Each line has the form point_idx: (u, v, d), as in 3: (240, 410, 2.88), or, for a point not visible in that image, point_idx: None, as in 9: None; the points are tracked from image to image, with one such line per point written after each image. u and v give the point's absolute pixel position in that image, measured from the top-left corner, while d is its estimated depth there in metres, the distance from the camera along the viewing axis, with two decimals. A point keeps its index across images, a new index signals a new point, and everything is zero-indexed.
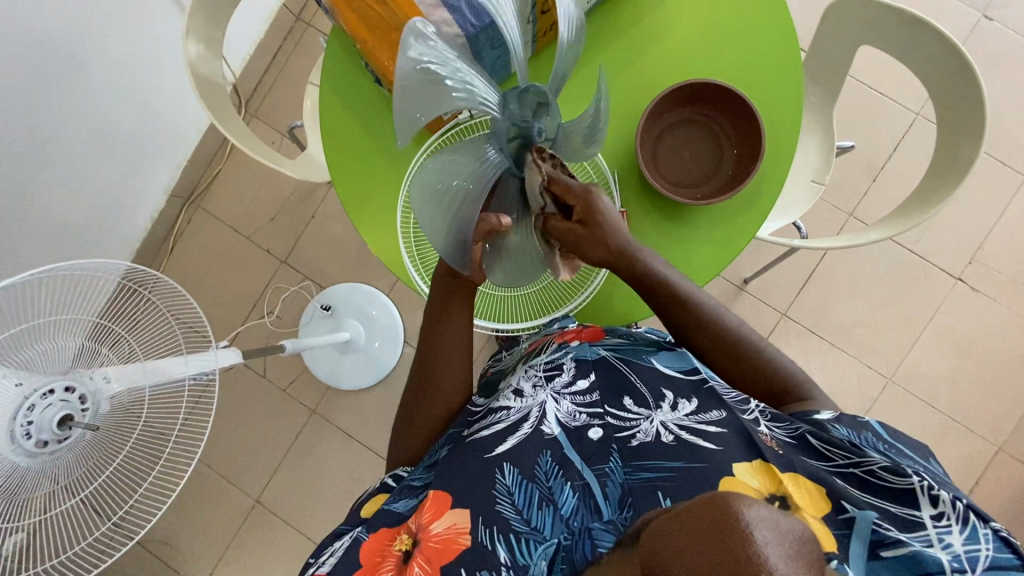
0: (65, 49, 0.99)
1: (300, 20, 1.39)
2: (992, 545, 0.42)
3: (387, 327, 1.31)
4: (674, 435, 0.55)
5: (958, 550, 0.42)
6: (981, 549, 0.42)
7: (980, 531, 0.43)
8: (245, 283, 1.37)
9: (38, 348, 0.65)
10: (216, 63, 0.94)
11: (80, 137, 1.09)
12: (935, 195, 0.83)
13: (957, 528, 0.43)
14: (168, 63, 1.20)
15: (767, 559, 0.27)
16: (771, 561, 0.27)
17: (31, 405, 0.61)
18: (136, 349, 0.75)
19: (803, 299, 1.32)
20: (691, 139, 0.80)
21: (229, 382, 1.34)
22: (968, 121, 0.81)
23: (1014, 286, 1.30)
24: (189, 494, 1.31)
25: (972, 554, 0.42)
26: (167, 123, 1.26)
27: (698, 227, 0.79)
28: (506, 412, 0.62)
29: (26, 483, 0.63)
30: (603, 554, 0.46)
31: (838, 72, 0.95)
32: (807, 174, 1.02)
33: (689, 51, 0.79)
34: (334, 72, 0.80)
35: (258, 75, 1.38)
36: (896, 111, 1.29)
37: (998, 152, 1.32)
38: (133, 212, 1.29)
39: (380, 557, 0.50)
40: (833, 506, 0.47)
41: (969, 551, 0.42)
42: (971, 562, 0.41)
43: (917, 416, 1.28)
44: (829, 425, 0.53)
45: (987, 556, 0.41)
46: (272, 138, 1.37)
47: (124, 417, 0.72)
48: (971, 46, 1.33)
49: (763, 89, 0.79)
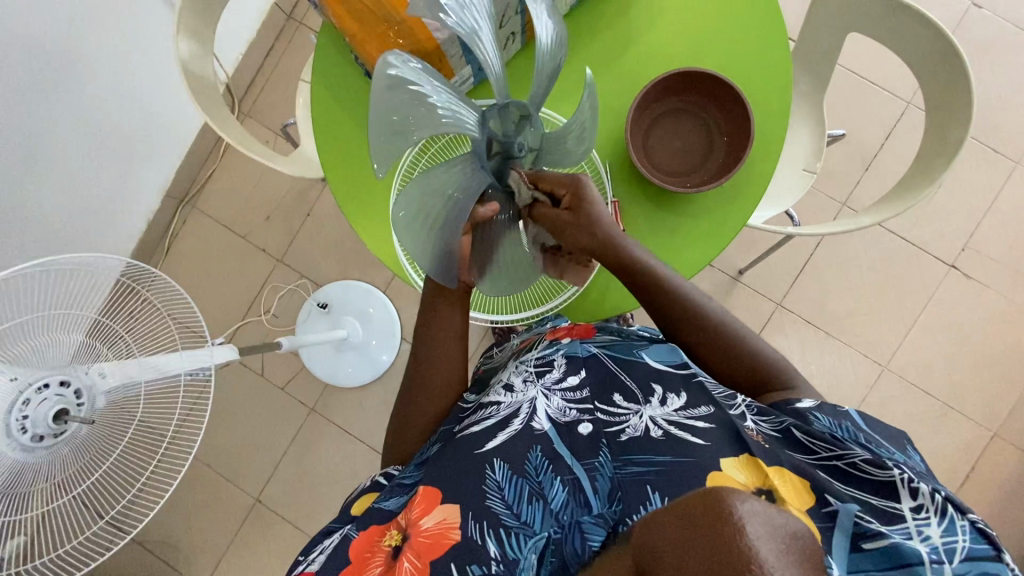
0: (58, 53, 1.00)
1: (293, 20, 1.39)
2: (968, 536, 0.42)
3: (384, 325, 1.32)
4: (662, 430, 0.55)
5: (937, 541, 0.42)
6: (958, 541, 0.42)
7: (958, 523, 0.42)
8: (241, 282, 1.38)
9: (36, 343, 0.65)
10: (208, 61, 0.94)
11: (75, 140, 1.10)
12: (924, 179, 0.83)
13: (935, 520, 0.43)
14: (161, 63, 1.21)
15: (759, 554, 0.27)
16: (761, 549, 0.27)
17: (25, 399, 0.62)
18: (132, 348, 0.76)
19: (797, 289, 1.32)
20: (681, 128, 0.80)
21: (227, 381, 1.35)
22: (956, 105, 0.81)
23: (1006, 270, 1.31)
24: (190, 493, 1.32)
25: (950, 546, 0.42)
26: (162, 123, 1.26)
27: (688, 215, 0.79)
28: (496, 408, 0.62)
29: (23, 479, 0.64)
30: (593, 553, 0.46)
31: (827, 60, 0.95)
32: (798, 163, 1.03)
33: (676, 41, 0.80)
34: (325, 67, 0.81)
35: (251, 76, 1.38)
36: (887, 100, 1.29)
37: (988, 138, 1.32)
38: (128, 213, 1.29)
39: (368, 553, 0.51)
40: (817, 498, 0.48)
41: (946, 543, 0.42)
42: (949, 554, 0.42)
43: (912, 402, 1.29)
44: (810, 416, 0.54)
45: (964, 548, 0.41)
46: (267, 137, 1.38)
47: (118, 412, 0.72)
48: (961, 34, 1.33)
49: (750, 78, 0.79)
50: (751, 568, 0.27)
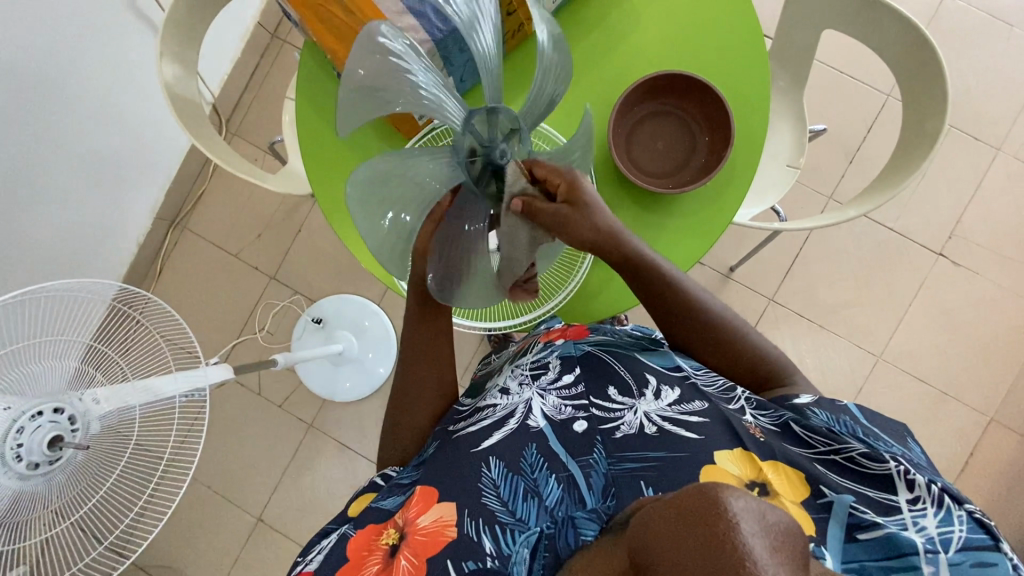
0: (43, 81, 1.00)
1: (277, 38, 1.40)
2: (965, 527, 0.43)
3: (379, 338, 1.32)
4: (656, 426, 0.56)
5: (932, 532, 0.44)
6: (954, 531, 0.43)
7: (955, 514, 0.44)
8: (235, 300, 1.38)
9: (28, 370, 0.66)
10: (193, 83, 0.95)
11: (64, 167, 1.11)
12: (903, 170, 0.85)
13: (932, 511, 0.45)
14: (146, 86, 1.22)
15: (752, 553, 0.27)
16: (756, 547, 0.28)
17: (19, 427, 0.62)
18: (127, 373, 0.77)
19: (788, 283, 1.33)
20: (664, 129, 0.81)
21: (225, 400, 1.34)
22: (931, 96, 0.82)
23: (993, 256, 1.32)
24: (190, 514, 1.31)
25: (945, 536, 0.44)
26: (150, 146, 1.27)
27: (676, 218, 0.80)
28: (492, 409, 0.62)
29: (20, 507, 0.64)
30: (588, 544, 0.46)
31: (804, 57, 0.96)
32: (782, 158, 1.03)
33: (656, 43, 0.81)
34: (308, 83, 0.81)
35: (236, 95, 1.39)
36: (867, 93, 1.31)
37: (968, 126, 1.34)
38: (119, 236, 1.29)
39: (366, 550, 0.51)
40: (812, 490, 0.49)
41: (942, 533, 0.44)
42: (944, 544, 0.43)
43: (907, 389, 1.30)
44: (808, 411, 0.54)
45: (960, 537, 0.43)
46: (255, 156, 1.38)
47: (114, 437, 0.72)
48: (937, 25, 1.35)
49: (729, 78, 0.80)
50: (745, 566, 0.27)
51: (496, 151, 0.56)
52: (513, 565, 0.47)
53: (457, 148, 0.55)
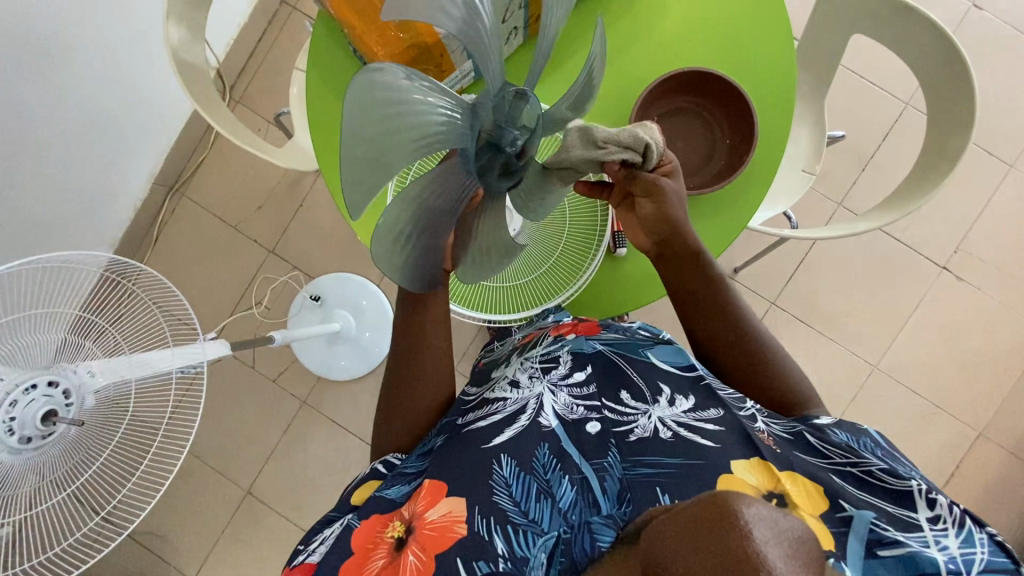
0: (45, 35, 0.97)
1: (286, 4, 1.36)
2: (987, 549, 0.42)
3: (377, 320, 1.31)
4: (672, 431, 0.56)
5: (954, 552, 0.42)
6: (976, 553, 0.42)
7: (976, 536, 0.43)
8: (233, 272, 1.36)
9: (20, 343, 0.64)
10: (199, 48, 0.91)
11: (62, 126, 1.07)
12: (924, 185, 0.83)
13: (953, 531, 0.43)
14: (149, 46, 1.17)
15: (767, 559, 0.25)
16: (770, 553, 0.26)
17: (13, 400, 0.60)
18: (121, 343, 0.74)
19: (791, 288, 1.32)
20: (682, 128, 0.79)
21: (219, 373, 1.33)
22: (958, 111, 0.81)
23: (996, 273, 1.32)
24: (179, 485, 1.30)
25: (968, 557, 0.42)
26: (150, 108, 1.23)
27: (692, 217, 0.78)
28: (502, 403, 0.61)
29: (11, 479, 0.62)
30: (603, 551, 0.45)
31: (829, 62, 0.95)
32: (797, 165, 1.02)
33: (681, 38, 0.78)
34: (321, 56, 0.79)
35: (242, 62, 1.35)
36: (886, 101, 1.29)
37: (984, 142, 1.33)
38: (114, 201, 1.26)
39: (371, 544, 0.49)
40: (831, 504, 0.48)
41: (964, 554, 0.42)
42: (966, 565, 0.41)
43: (901, 401, 1.30)
44: (828, 429, 0.55)
45: (983, 560, 0.41)
46: (259, 125, 1.35)
47: (110, 410, 0.71)
48: (961, 36, 1.33)
49: (753, 76, 0.78)
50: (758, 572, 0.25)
51: (508, 136, 0.44)
52: (530, 567, 0.46)
53: (478, 108, 0.41)
